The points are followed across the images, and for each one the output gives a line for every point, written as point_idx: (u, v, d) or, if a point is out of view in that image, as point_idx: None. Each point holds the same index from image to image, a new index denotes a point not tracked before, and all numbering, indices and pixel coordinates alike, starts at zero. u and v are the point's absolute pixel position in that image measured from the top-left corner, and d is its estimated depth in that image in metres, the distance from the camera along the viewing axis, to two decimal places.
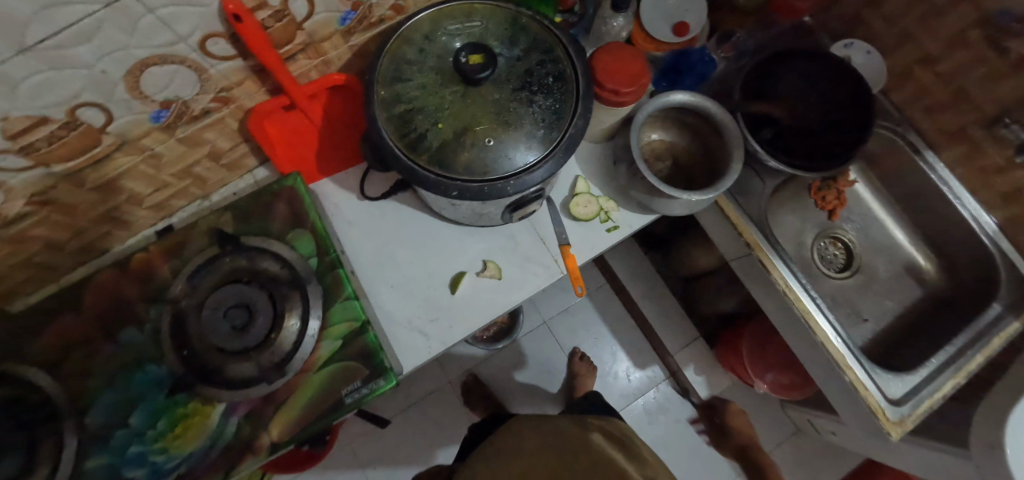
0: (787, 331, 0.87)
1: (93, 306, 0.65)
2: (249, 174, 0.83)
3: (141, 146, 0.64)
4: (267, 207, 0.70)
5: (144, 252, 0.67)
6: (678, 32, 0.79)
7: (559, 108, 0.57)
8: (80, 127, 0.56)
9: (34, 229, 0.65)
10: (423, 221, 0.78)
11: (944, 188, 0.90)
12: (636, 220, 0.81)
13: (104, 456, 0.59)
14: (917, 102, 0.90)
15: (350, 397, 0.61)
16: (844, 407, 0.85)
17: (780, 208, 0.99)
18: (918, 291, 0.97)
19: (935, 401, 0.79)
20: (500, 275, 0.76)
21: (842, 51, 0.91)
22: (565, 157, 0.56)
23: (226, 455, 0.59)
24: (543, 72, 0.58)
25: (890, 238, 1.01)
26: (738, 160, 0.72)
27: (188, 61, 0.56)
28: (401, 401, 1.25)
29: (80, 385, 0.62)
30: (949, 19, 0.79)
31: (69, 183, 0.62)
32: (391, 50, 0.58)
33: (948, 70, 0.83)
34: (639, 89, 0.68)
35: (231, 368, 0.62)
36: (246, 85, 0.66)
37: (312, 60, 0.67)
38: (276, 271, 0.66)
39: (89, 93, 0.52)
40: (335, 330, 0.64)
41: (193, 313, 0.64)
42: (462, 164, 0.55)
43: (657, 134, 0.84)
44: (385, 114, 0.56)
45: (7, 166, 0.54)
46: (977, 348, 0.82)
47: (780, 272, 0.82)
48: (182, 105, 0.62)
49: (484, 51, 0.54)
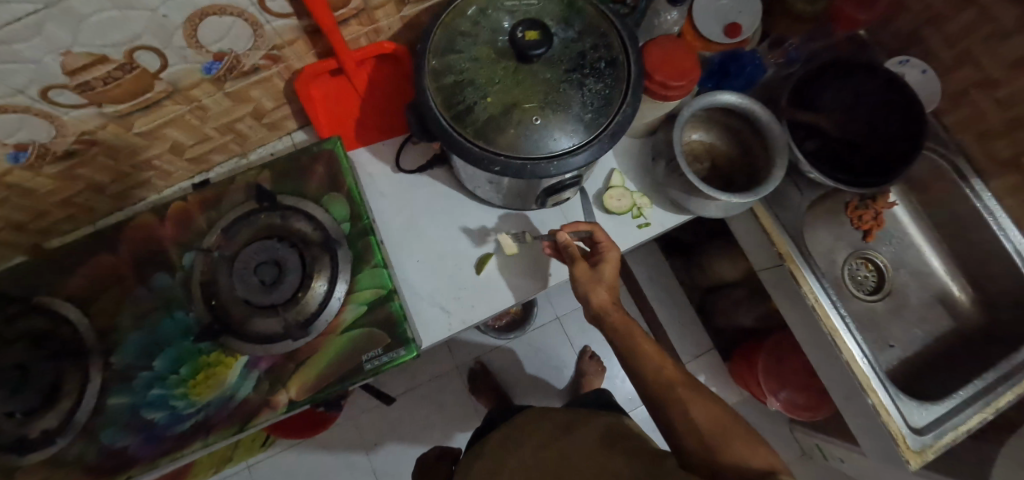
0: (812, 346, 0.85)
1: (129, 249, 0.67)
2: (288, 136, 0.84)
3: (189, 96, 0.65)
4: (305, 169, 0.70)
5: (182, 201, 0.68)
6: (729, 33, 0.79)
7: (610, 93, 0.56)
8: (136, 70, 0.56)
9: (80, 168, 0.67)
10: (454, 199, 0.78)
11: (988, 217, 0.87)
12: (668, 219, 0.80)
13: (127, 396, 0.60)
14: (969, 127, 0.87)
15: (370, 363, 0.62)
16: (862, 431, 0.83)
17: (813, 223, 0.97)
18: (949, 322, 0.94)
19: (958, 435, 0.77)
20: (513, 249, 0.75)
21: (896, 69, 0.90)
22: (610, 144, 0.55)
23: (242, 409, 0.60)
24: (596, 56, 0.57)
25: (925, 264, 0.97)
26: (781, 167, 0.71)
27: (245, 14, 0.57)
28: (407, 380, 1.26)
29: (111, 324, 0.64)
30: (1015, 43, 0.76)
31: (118, 125, 0.63)
32: (446, 22, 0.58)
33: (1007, 95, 0.80)
34: (688, 85, 0.67)
35: (256, 323, 0.63)
36: (296, 45, 0.66)
37: (364, 26, 0.67)
38: (308, 232, 0.67)
39: (148, 37, 0.53)
40: (360, 296, 0.65)
41: (224, 265, 0.65)
42: (506, 140, 0.54)
43: (698, 134, 0.82)
44: (435, 83, 0.56)
45: (63, 101, 0.55)
46: (1007, 385, 0.79)
47: (810, 286, 0.80)
48: (233, 59, 0.62)
49: (541, 29, 0.53)
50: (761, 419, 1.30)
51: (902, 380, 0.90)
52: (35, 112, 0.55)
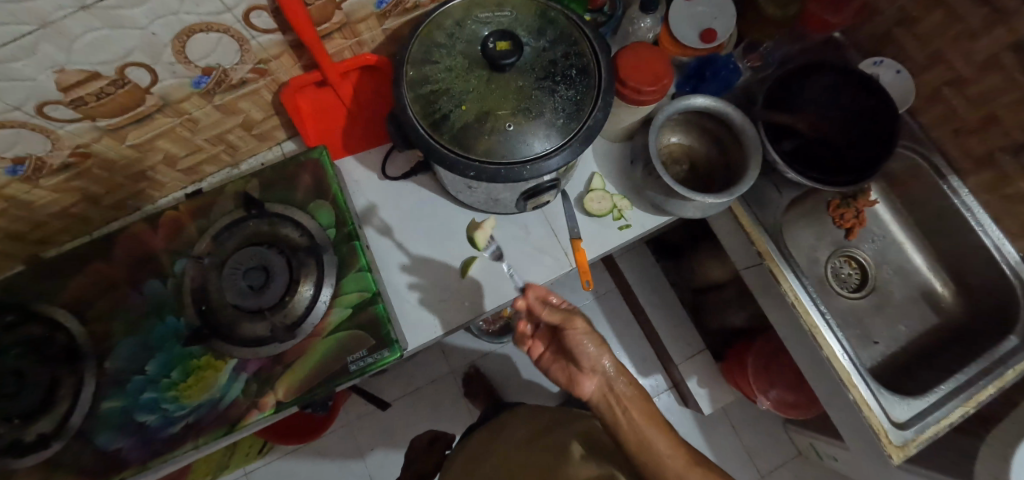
0: (794, 345, 0.86)
1: (123, 257, 0.69)
2: (278, 146, 0.87)
3: (180, 110, 0.67)
4: (293, 177, 0.73)
5: (174, 210, 0.70)
6: (705, 38, 0.80)
7: (581, 99, 0.58)
8: (127, 85, 0.59)
9: (76, 180, 0.69)
10: (439, 204, 0.81)
11: (966, 213, 0.89)
12: (648, 220, 0.82)
13: (120, 399, 0.62)
14: (944, 125, 0.89)
15: (355, 365, 0.63)
16: (846, 428, 0.84)
17: (795, 223, 0.99)
18: (932, 318, 0.95)
19: (941, 429, 0.78)
20: (468, 270, 0.77)
21: (870, 69, 0.91)
22: (582, 147, 0.57)
23: (231, 410, 0.62)
24: (567, 64, 0.60)
25: (908, 261, 0.99)
26: (755, 168, 0.73)
27: (232, 30, 0.59)
28: (403, 385, 1.27)
29: (104, 330, 0.66)
30: (982, 42, 0.78)
31: (111, 138, 0.66)
32: (423, 34, 0.60)
33: (979, 93, 0.82)
34: (661, 89, 0.69)
35: (245, 326, 0.65)
36: (282, 59, 0.69)
37: (346, 39, 0.71)
38: (295, 238, 0.69)
39: (139, 54, 0.56)
40: (347, 299, 0.67)
41: (214, 271, 0.67)
42: (481, 146, 0.56)
43: (676, 137, 0.84)
44: (412, 93, 0.58)
45: (58, 116, 0.58)
46: (988, 379, 0.80)
47: (790, 285, 0.81)
48: (221, 73, 0.65)
49: (512, 39, 0.56)
50: (753, 418, 1.30)
51: (886, 376, 0.91)
52: (31, 127, 0.58)
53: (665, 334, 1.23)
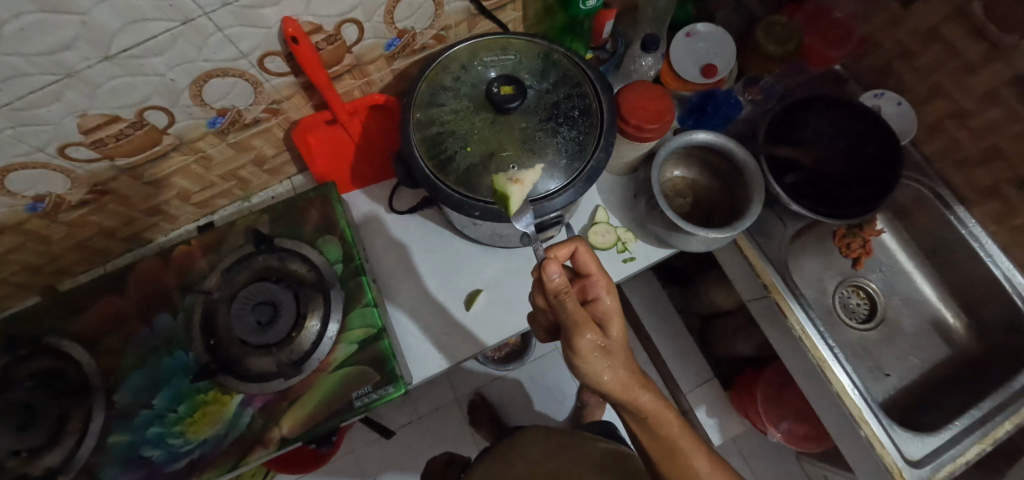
0: (802, 379, 0.85)
1: (134, 291, 0.70)
2: (288, 180, 0.89)
3: (195, 148, 0.69)
4: (302, 212, 0.74)
5: (186, 245, 0.72)
6: (705, 73, 0.82)
7: (582, 139, 0.60)
8: (146, 127, 0.61)
9: (93, 215, 0.71)
10: (444, 238, 0.82)
11: (975, 244, 0.88)
12: (652, 253, 0.82)
13: (127, 434, 0.63)
14: (947, 157, 0.90)
15: (360, 401, 0.64)
16: (860, 467, 0.82)
17: (801, 253, 0.98)
18: (946, 350, 0.93)
19: (957, 467, 0.76)
20: (471, 304, 0.78)
21: (872, 101, 0.92)
22: (586, 187, 0.58)
23: (239, 445, 0.62)
24: (569, 105, 0.61)
25: (917, 291, 0.97)
26: (758, 202, 0.73)
27: (246, 75, 0.62)
28: (406, 413, 1.26)
29: (114, 363, 0.67)
30: (982, 76, 0.79)
31: (129, 176, 0.68)
32: (429, 76, 0.62)
33: (981, 125, 0.82)
34: (663, 126, 0.70)
35: (252, 362, 0.66)
36: (294, 99, 0.71)
37: (357, 80, 0.73)
38: (303, 273, 0.71)
39: (157, 98, 0.58)
40: (353, 334, 0.67)
41: (224, 306, 0.69)
42: (485, 186, 0.57)
43: (679, 171, 0.85)
44: (419, 134, 0.60)
45: (79, 156, 0.60)
46: (1005, 415, 0.78)
47: (796, 317, 0.81)
48: (236, 114, 0.67)
49: (516, 83, 0.58)
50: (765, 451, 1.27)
51: (898, 409, 0.89)
52: (53, 168, 0.60)
53: (672, 361, 1.21)
